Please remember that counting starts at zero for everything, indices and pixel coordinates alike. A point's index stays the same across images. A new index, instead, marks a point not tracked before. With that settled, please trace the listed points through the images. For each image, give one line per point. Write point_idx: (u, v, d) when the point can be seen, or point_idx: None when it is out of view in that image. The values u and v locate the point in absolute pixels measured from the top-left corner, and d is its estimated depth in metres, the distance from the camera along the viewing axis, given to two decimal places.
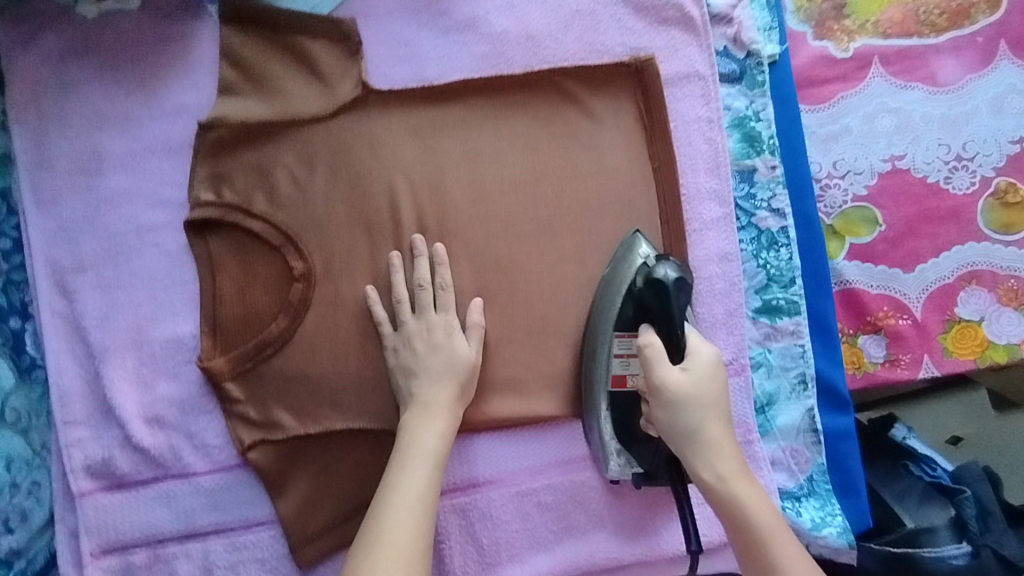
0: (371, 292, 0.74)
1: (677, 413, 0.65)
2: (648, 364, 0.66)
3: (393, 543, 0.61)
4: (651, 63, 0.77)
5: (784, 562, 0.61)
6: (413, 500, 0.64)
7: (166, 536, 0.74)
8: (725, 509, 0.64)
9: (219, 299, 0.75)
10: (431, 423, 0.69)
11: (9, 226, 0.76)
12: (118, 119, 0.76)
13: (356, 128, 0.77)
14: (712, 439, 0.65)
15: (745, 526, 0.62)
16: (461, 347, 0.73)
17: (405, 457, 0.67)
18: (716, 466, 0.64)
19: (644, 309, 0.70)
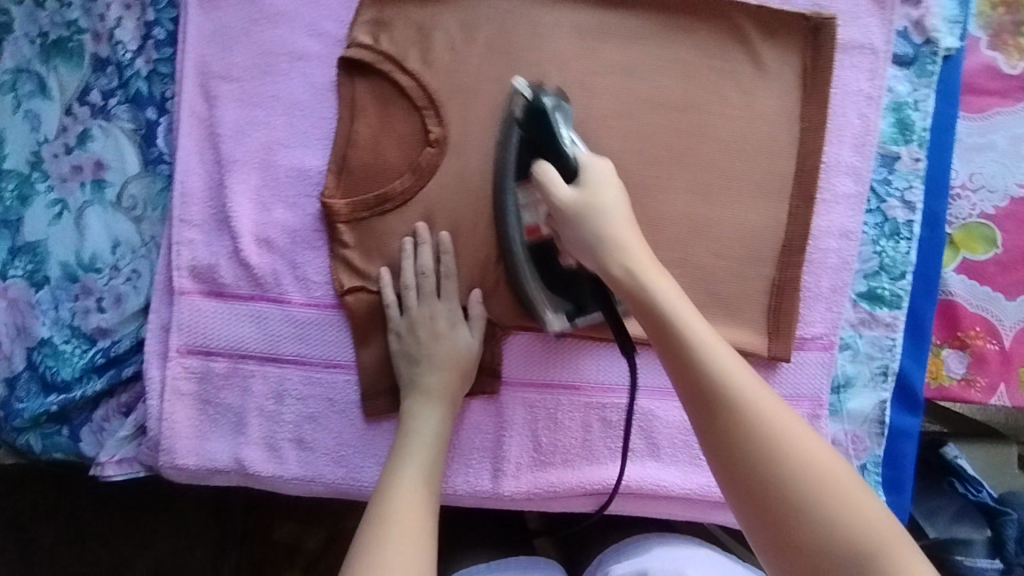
0: (383, 275, 0.75)
1: (584, 213, 0.63)
2: (547, 187, 0.65)
3: (407, 509, 0.62)
4: (833, 23, 0.76)
5: (789, 444, 0.51)
6: (423, 480, 0.66)
7: (248, 354, 0.76)
8: (642, 301, 0.59)
9: (352, 143, 0.76)
10: (429, 409, 0.72)
11: (167, 19, 0.77)
12: None
13: (524, 11, 0.77)
14: (633, 267, 0.60)
15: (707, 372, 0.54)
16: (464, 339, 0.75)
17: (405, 447, 0.69)
18: (628, 262, 0.61)
19: (534, 146, 0.70)
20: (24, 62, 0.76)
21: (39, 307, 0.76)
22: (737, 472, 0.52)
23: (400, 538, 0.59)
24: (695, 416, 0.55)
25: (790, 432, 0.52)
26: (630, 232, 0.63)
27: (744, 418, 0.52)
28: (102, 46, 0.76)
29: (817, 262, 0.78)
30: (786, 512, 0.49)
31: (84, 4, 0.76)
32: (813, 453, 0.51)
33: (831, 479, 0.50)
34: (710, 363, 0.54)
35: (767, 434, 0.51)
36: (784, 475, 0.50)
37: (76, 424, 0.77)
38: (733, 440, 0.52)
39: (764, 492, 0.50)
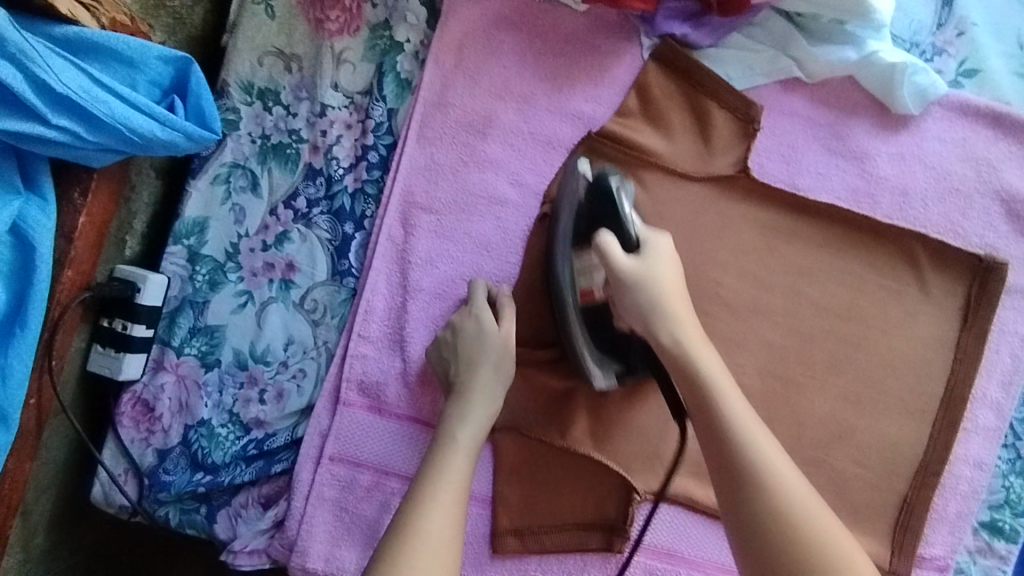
0: (478, 286, 0.77)
1: (641, 282, 0.67)
2: (608, 259, 0.68)
3: (431, 535, 0.60)
4: (1004, 268, 0.79)
5: (777, 482, 0.59)
6: (454, 500, 0.63)
7: (393, 472, 0.78)
8: (679, 356, 0.65)
9: (533, 291, 0.79)
10: (471, 415, 0.70)
11: (382, 143, 0.81)
12: (521, 98, 0.80)
13: (716, 199, 0.80)
14: (680, 334, 0.66)
15: (713, 415, 0.62)
16: (489, 331, 0.74)
17: (445, 456, 0.67)
18: (676, 331, 0.66)
19: (598, 221, 0.71)
20: (242, 159, 0.80)
21: (205, 387, 0.79)
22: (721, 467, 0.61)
23: (424, 564, 0.58)
24: (706, 455, 0.63)
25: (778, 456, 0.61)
26: (688, 310, 0.68)
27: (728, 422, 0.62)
28: (317, 158, 0.80)
29: (949, 486, 0.81)
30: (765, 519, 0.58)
31: (309, 117, 0.80)
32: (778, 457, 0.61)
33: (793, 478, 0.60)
34: (699, 396, 0.64)
35: (751, 446, 0.61)
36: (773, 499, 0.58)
37: (213, 506, 0.79)
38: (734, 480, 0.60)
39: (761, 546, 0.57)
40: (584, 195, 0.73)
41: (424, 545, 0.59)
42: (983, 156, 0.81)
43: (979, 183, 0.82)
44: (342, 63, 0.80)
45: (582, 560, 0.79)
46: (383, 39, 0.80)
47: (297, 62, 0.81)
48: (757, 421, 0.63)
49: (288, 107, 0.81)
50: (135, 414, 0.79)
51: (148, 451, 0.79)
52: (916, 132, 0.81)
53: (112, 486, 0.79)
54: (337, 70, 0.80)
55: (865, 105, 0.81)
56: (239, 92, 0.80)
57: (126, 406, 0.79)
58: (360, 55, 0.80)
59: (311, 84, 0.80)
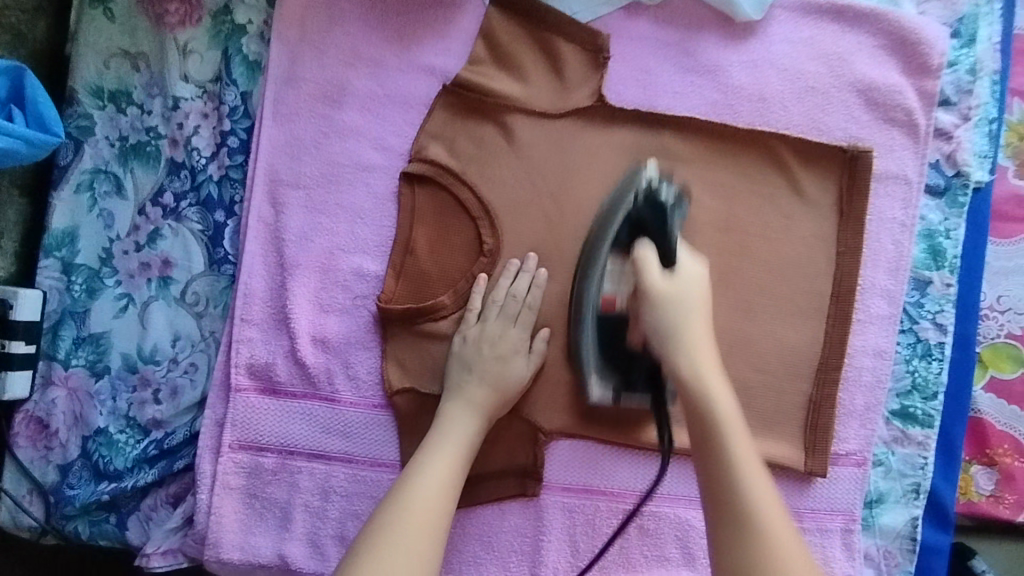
0: (479, 281, 0.78)
1: (671, 301, 0.65)
2: (640, 272, 0.67)
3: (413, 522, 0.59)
4: (868, 155, 0.81)
5: (790, 570, 0.54)
6: (426, 526, 0.59)
7: (297, 450, 0.78)
8: (693, 389, 0.62)
9: (410, 249, 0.79)
10: (453, 431, 0.69)
11: (241, 128, 0.81)
12: (370, 62, 0.80)
13: (578, 132, 0.81)
14: (696, 360, 0.63)
15: (737, 506, 0.57)
16: (517, 363, 0.75)
17: (425, 483, 0.62)
18: (695, 354, 0.63)
19: (640, 227, 0.71)
20: (103, 163, 0.80)
21: (98, 397, 0.79)
22: (714, 504, 0.58)
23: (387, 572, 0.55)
24: (704, 486, 0.59)
25: (774, 504, 0.57)
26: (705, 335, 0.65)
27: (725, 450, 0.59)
28: (178, 151, 0.80)
29: (852, 379, 0.81)
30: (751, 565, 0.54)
31: (165, 112, 0.80)
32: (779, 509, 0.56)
33: (789, 537, 0.55)
34: (742, 494, 0.57)
35: (745, 486, 0.57)
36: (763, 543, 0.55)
37: (123, 513, 0.78)
38: (745, 561, 0.54)
39: None
40: (625, 216, 0.73)
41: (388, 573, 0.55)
42: (833, 51, 0.83)
43: (834, 78, 0.82)
44: (189, 54, 0.81)
45: (499, 508, 0.79)
46: (226, 24, 0.81)
47: (144, 60, 0.81)
48: (760, 469, 0.59)
49: (142, 106, 0.81)
50: (30, 433, 0.78)
51: (49, 468, 0.78)
52: (764, 38, 0.83)
53: (19, 509, 0.78)
54: (185, 62, 0.80)
55: (709, 19, 0.82)
56: (90, 96, 0.80)
57: (20, 426, 0.78)
58: (206, 44, 0.81)
59: (162, 80, 0.81)
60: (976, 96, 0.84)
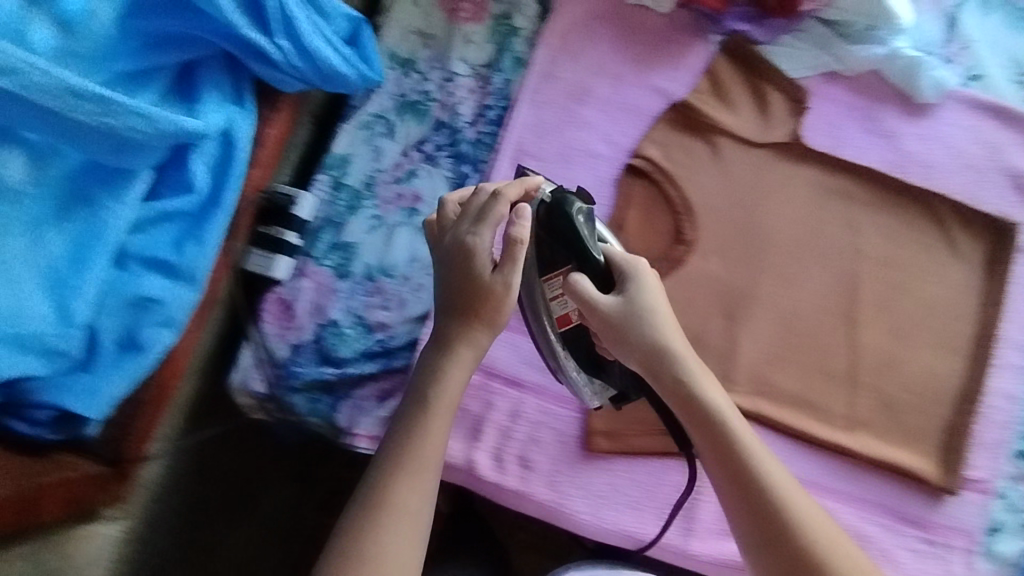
0: (449, 202, 0.76)
1: (630, 320, 0.70)
2: (592, 300, 0.70)
3: (399, 506, 0.64)
4: (1013, 228, 0.94)
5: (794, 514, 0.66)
6: (423, 494, 0.66)
7: (498, 373, 0.90)
8: (704, 412, 0.70)
9: (621, 227, 0.94)
10: (457, 375, 0.70)
11: (499, 106, 0.98)
12: (613, 75, 0.98)
13: (773, 162, 0.96)
14: (693, 362, 0.71)
15: (763, 494, 0.66)
16: (513, 301, 0.71)
17: (414, 459, 0.66)
18: (702, 381, 0.70)
19: (552, 237, 0.73)
20: (383, 111, 0.97)
21: (338, 293, 0.91)
22: (742, 504, 0.67)
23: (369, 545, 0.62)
24: (729, 492, 0.68)
25: (779, 473, 0.68)
26: (675, 327, 0.72)
27: (737, 444, 0.68)
28: (444, 113, 0.98)
29: (988, 417, 0.90)
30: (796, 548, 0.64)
31: (441, 82, 0.98)
32: (778, 471, 0.68)
33: (794, 494, 0.67)
34: (739, 467, 0.68)
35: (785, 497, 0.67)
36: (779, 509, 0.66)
37: (337, 396, 0.88)
38: (785, 548, 0.65)
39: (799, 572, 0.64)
40: (543, 216, 0.74)
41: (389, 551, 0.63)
42: (993, 140, 0.98)
43: (990, 161, 0.97)
44: (469, 42, 0.99)
45: (662, 462, 0.88)
46: (503, 26, 1.00)
47: (433, 40, 1.00)
48: (754, 441, 0.70)
49: (423, 74, 0.99)
50: (276, 313, 0.90)
51: (284, 345, 0.89)
52: (934, 119, 0.99)
53: (250, 375, 0.88)
54: (464, 48, 0.99)
55: (891, 96, 0.99)
56: (385, 59, 0.99)
57: (268, 304, 0.90)
58: (484, 37, 1.00)
59: (444, 57, 0.99)
60: None
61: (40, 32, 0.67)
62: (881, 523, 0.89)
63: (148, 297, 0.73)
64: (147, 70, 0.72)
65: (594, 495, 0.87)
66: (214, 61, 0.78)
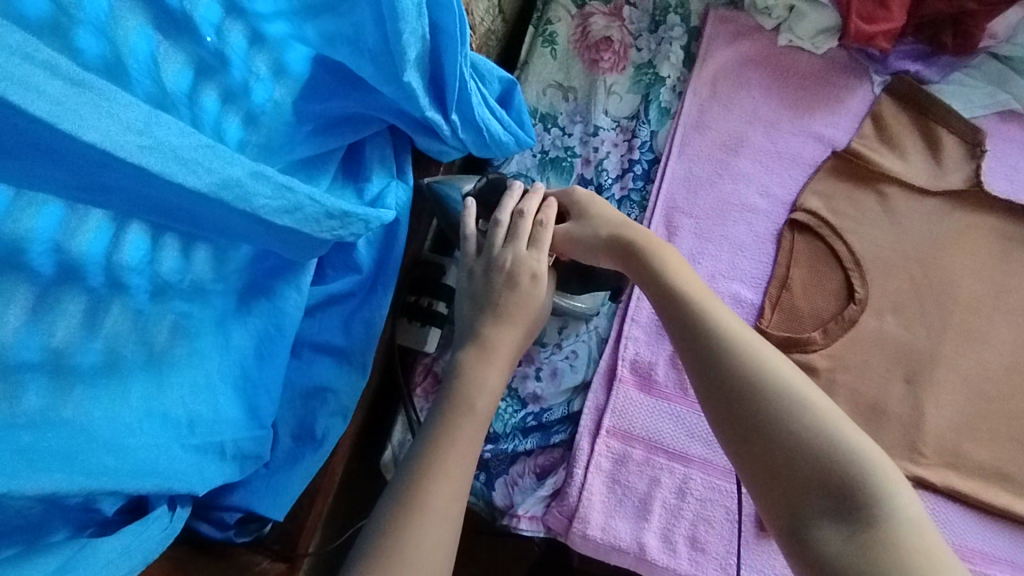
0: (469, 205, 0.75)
1: (585, 221, 0.72)
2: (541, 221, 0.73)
3: (431, 509, 0.55)
4: None
5: (826, 428, 0.52)
6: (458, 481, 0.58)
7: (662, 448, 0.84)
8: (651, 272, 0.66)
9: (787, 286, 0.88)
10: (489, 375, 0.64)
11: (645, 159, 0.94)
12: (767, 122, 0.94)
13: (948, 211, 0.89)
14: (669, 256, 0.67)
15: (717, 346, 0.58)
16: (538, 288, 0.69)
17: (442, 448, 0.59)
18: (665, 260, 0.67)
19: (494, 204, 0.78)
20: (525, 170, 0.94)
21: None
22: (692, 358, 0.59)
23: (420, 544, 0.53)
24: (681, 347, 0.61)
25: (750, 335, 0.58)
26: (642, 227, 0.71)
27: (688, 299, 0.62)
28: (588, 169, 0.94)
29: None
30: (751, 402, 0.54)
31: (583, 136, 0.95)
32: (744, 333, 0.59)
33: (768, 359, 0.56)
34: (707, 329, 0.59)
35: (731, 336, 0.58)
36: (754, 374, 0.55)
37: (491, 473, 0.84)
38: (760, 421, 0.53)
39: (751, 425, 0.53)
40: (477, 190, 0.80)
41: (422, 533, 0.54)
42: None
43: None
44: (612, 93, 0.96)
45: None
46: (647, 75, 0.96)
47: (573, 93, 0.97)
48: (719, 305, 0.62)
49: (563, 128, 0.96)
50: (425, 386, 0.87)
51: None
52: None
53: (403, 451, 0.85)
54: (607, 99, 0.96)
55: None
56: None
57: (419, 377, 0.88)
58: (627, 87, 0.96)
59: (586, 110, 0.96)
60: None
61: (232, 122, 0.59)
62: None
63: (321, 385, 0.71)
64: (322, 154, 0.72)
65: None
66: (379, 137, 0.77)
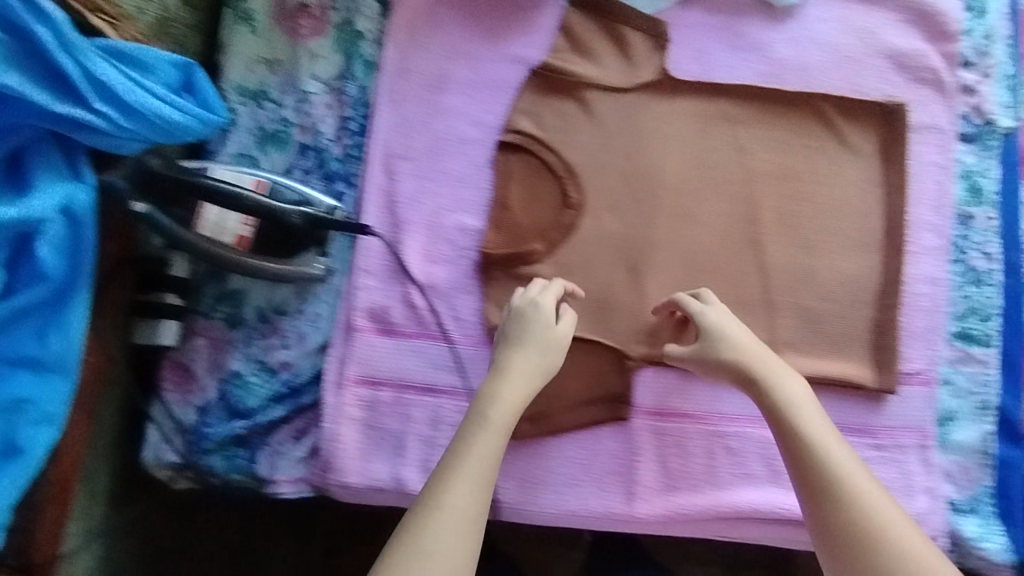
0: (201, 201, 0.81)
1: (710, 326, 0.79)
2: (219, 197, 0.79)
3: (454, 504, 0.64)
4: (902, 109, 0.91)
5: (867, 510, 0.66)
6: (480, 480, 0.66)
7: (411, 385, 0.87)
8: (716, 356, 0.78)
9: (507, 206, 0.91)
10: (507, 400, 0.72)
11: (360, 114, 0.95)
12: (467, 54, 0.95)
13: (648, 102, 0.93)
14: (738, 339, 0.78)
15: (815, 451, 0.69)
16: (544, 321, 0.79)
17: (457, 460, 0.67)
18: (727, 342, 0.78)
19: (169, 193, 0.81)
20: (245, 149, 0.94)
21: (234, 344, 0.89)
22: (790, 454, 0.71)
23: (445, 542, 0.62)
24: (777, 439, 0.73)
25: (833, 440, 0.70)
26: (739, 325, 0.80)
27: (779, 398, 0.73)
28: (307, 135, 0.94)
29: (912, 304, 0.89)
30: (832, 492, 0.67)
31: (296, 104, 0.95)
32: (838, 444, 0.70)
33: (852, 470, 0.68)
34: (798, 432, 0.71)
35: (811, 435, 0.70)
36: (839, 476, 0.67)
37: (253, 448, 0.87)
38: (827, 505, 0.67)
39: (835, 512, 0.66)
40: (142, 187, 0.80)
41: (444, 533, 0.62)
42: (863, 26, 0.93)
43: (865, 48, 0.93)
44: (316, 58, 0.96)
45: (594, 432, 0.86)
46: (347, 33, 0.97)
47: (280, 65, 0.97)
48: (809, 406, 0.73)
49: (277, 101, 0.95)
50: (175, 378, 0.88)
51: (189, 410, 0.88)
52: (800, 20, 0.94)
53: (161, 449, 0.87)
54: (313, 64, 0.96)
55: (751, 6, 0.94)
56: (235, 94, 0.95)
57: (166, 371, 0.89)
58: (330, 48, 0.97)
59: (294, 78, 0.96)
60: (993, 57, 0.93)
61: None
62: None
63: (18, 399, 0.72)
64: None
65: (532, 483, 0.85)
66: (43, 142, 0.75)
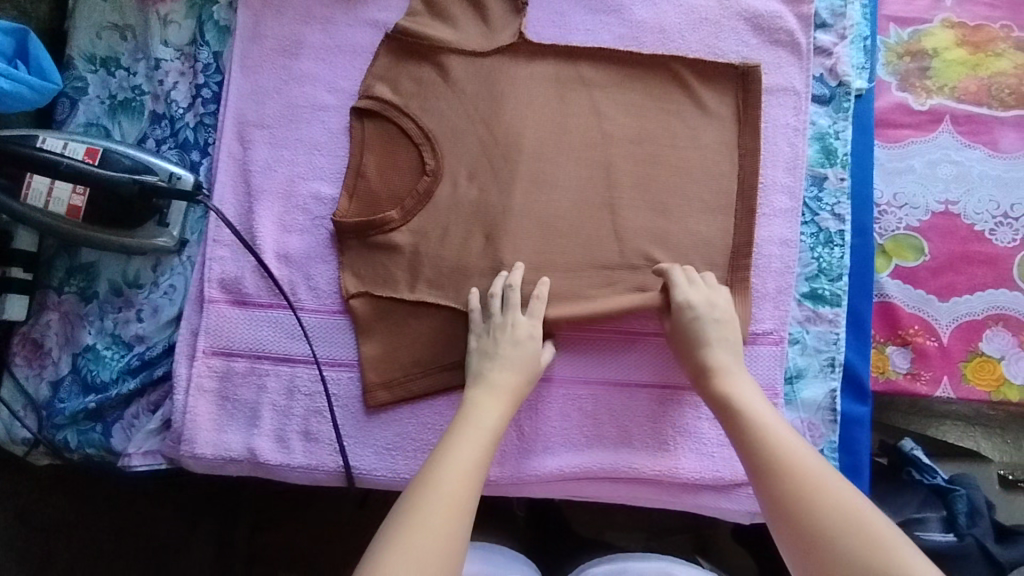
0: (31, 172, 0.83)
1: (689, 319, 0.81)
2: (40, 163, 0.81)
3: (439, 504, 0.63)
4: (757, 70, 0.91)
5: (832, 505, 0.63)
6: (466, 480, 0.66)
7: (265, 355, 0.86)
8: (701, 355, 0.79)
9: (362, 173, 0.90)
10: (481, 413, 0.73)
11: (213, 81, 0.93)
12: (322, 19, 0.94)
13: (505, 65, 0.92)
14: (712, 332, 0.79)
15: (778, 444, 0.68)
16: (527, 340, 0.80)
17: (449, 464, 0.67)
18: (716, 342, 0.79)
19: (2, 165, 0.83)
20: (95, 118, 0.92)
21: (87, 318, 0.88)
22: (751, 449, 0.69)
23: (426, 533, 0.61)
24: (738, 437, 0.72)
25: (795, 438, 0.69)
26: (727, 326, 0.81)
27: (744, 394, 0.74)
28: (159, 104, 0.92)
29: (763, 266, 0.89)
30: (794, 483, 0.65)
31: (148, 72, 0.93)
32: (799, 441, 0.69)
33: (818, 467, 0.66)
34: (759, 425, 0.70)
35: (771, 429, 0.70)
36: (801, 469, 0.66)
37: (108, 422, 0.86)
38: (791, 496, 0.64)
39: (794, 502, 0.64)
40: None
41: (422, 530, 0.61)
42: None
43: (723, 10, 0.94)
44: (168, 23, 0.94)
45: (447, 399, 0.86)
46: None
47: (131, 31, 0.94)
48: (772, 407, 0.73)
49: (128, 69, 0.93)
50: (26, 353, 0.88)
51: (42, 385, 0.87)
52: None
53: (14, 423, 0.87)
54: (165, 30, 0.94)
55: None
56: (84, 63, 0.93)
57: (18, 346, 0.88)
58: (182, 14, 0.95)
59: (145, 45, 0.94)
60: (849, 18, 0.96)
61: None
62: (681, 402, 0.87)
63: None
64: None
65: (387, 451, 0.85)
66: None
